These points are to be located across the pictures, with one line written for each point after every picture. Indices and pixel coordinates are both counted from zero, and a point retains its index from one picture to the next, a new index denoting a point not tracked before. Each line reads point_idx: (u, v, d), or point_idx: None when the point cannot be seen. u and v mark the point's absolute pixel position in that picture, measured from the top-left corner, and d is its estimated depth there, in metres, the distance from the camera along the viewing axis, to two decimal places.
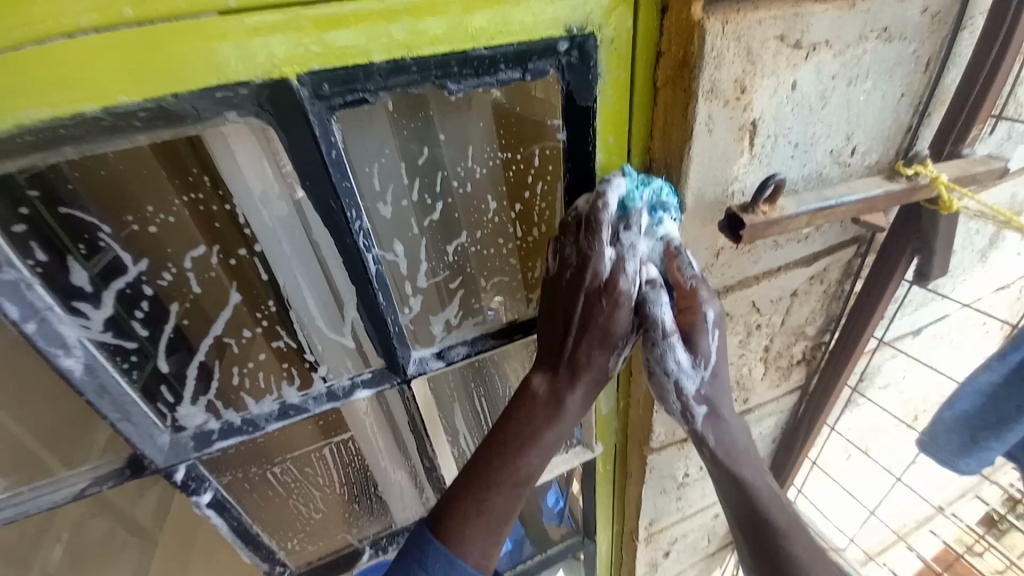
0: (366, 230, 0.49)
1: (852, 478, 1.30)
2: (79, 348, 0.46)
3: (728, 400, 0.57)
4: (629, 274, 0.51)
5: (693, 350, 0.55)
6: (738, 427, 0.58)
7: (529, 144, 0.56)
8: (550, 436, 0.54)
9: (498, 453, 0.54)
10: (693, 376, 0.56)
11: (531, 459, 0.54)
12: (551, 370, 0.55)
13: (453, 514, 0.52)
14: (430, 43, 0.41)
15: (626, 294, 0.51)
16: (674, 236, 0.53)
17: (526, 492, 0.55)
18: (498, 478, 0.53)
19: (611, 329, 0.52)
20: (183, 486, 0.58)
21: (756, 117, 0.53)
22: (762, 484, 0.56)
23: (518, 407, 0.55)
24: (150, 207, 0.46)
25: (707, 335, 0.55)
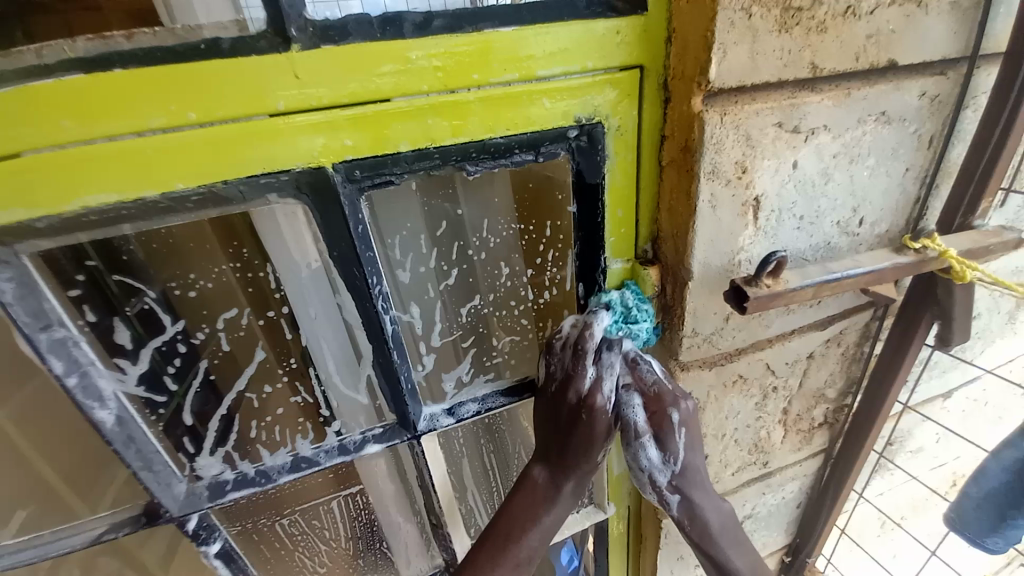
0: (386, 293, 0.53)
1: (885, 550, 1.22)
2: (113, 401, 0.50)
3: (701, 486, 0.57)
4: (606, 390, 0.54)
5: (665, 448, 0.55)
6: (718, 513, 0.58)
7: (542, 216, 0.58)
8: (544, 523, 0.55)
9: (499, 541, 0.54)
10: (664, 471, 0.56)
11: (529, 544, 0.54)
12: (550, 460, 0.56)
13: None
14: (451, 134, 0.46)
15: (607, 409, 0.54)
16: (630, 347, 0.57)
17: (524, 575, 0.54)
18: (494, 564, 0.53)
19: (595, 436, 0.54)
20: (194, 535, 0.60)
21: (759, 194, 0.55)
22: (741, 561, 0.58)
23: (517, 494, 0.56)
24: (193, 274, 0.50)
25: (675, 434, 0.55)
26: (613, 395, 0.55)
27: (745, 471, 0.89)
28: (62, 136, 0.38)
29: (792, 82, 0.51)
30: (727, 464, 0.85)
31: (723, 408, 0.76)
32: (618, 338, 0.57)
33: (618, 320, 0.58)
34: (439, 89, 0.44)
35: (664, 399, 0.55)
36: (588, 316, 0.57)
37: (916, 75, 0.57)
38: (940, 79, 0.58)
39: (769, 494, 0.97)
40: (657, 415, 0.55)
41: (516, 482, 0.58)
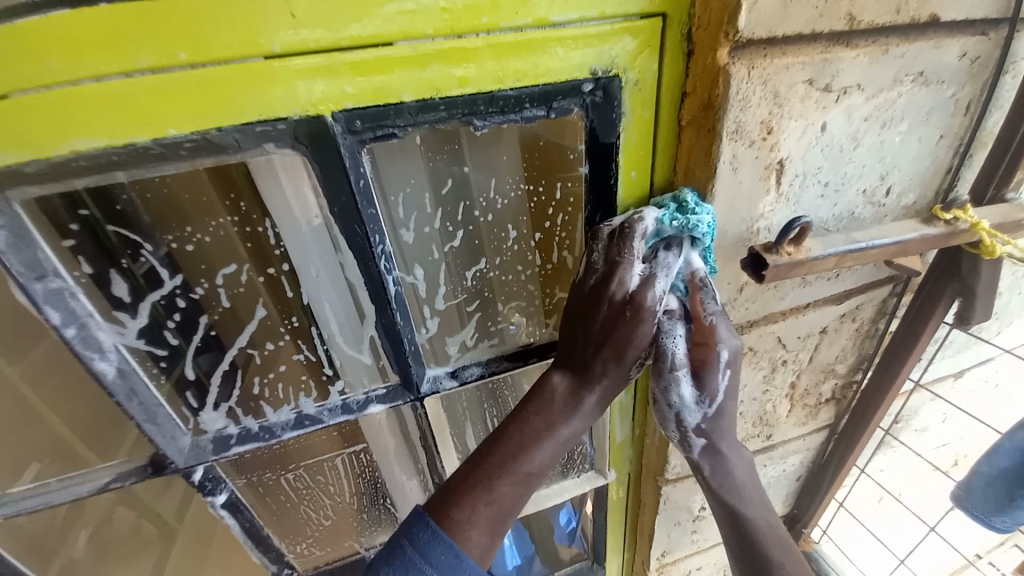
0: (388, 253, 0.51)
1: (882, 525, 1.23)
2: (113, 352, 0.49)
3: (730, 435, 0.57)
4: (657, 291, 0.51)
5: (699, 386, 0.55)
6: (739, 463, 0.58)
7: (552, 178, 0.56)
8: (561, 436, 0.53)
9: (514, 446, 0.52)
10: (695, 411, 0.56)
11: (542, 455, 0.52)
12: (574, 368, 0.54)
13: (461, 505, 0.50)
14: (458, 84, 0.43)
15: (652, 312, 0.51)
16: (700, 266, 0.53)
17: (531, 489, 0.53)
18: (506, 469, 0.51)
19: (632, 342, 0.52)
20: (201, 486, 0.62)
21: (782, 158, 0.52)
22: (757, 517, 0.57)
23: (536, 397, 0.54)
24: (190, 228, 0.49)
25: (718, 374, 0.54)
26: (661, 300, 0.51)
27: (748, 442, 0.89)
28: (49, 77, 0.36)
29: (827, 35, 0.47)
30: None
31: None
32: (675, 240, 0.52)
33: (674, 216, 0.51)
34: (447, 33, 0.41)
35: (713, 333, 0.53)
36: (637, 212, 0.53)
37: (962, 31, 0.53)
38: (987, 37, 0.54)
39: (770, 466, 0.97)
40: (700, 349, 0.54)
41: (536, 386, 0.56)
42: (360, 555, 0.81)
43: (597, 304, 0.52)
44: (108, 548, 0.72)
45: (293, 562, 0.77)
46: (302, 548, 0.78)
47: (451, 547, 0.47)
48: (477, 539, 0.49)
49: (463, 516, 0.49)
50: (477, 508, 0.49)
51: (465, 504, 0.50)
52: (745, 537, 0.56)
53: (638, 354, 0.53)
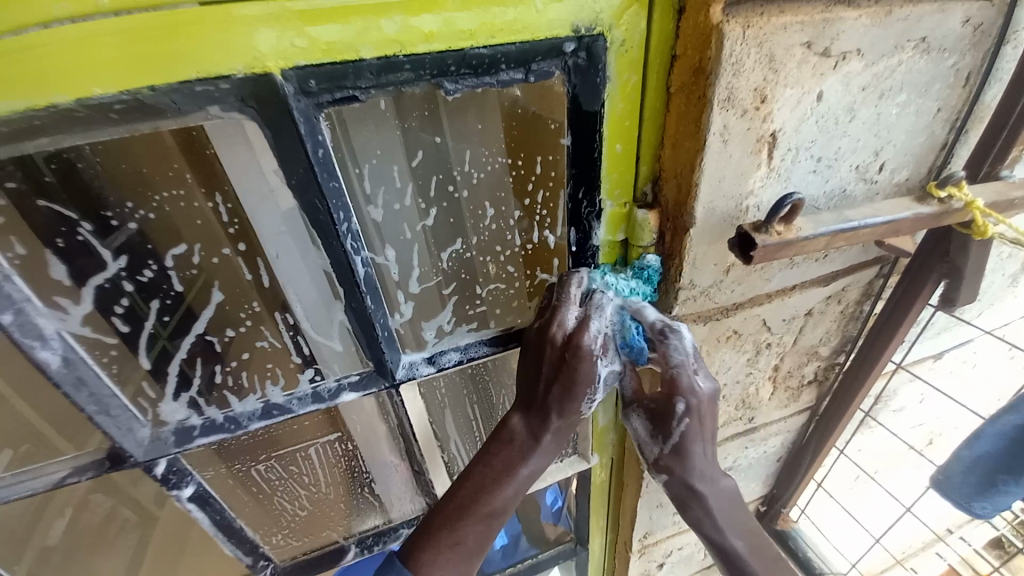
0: (354, 231, 0.48)
1: (856, 502, 1.25)
2: (56, 339, 0.45)
3: (703, 476, 0.57)
4: (592, 332, 0.51)
5: (658, 425, 0.56)
6: (718, 497, 0.59)
7: (531, 151, 0.52)
8: (524, 473, 0.54)
9: (476, 490, 0.53)
10: (653, 444, 0.58)
11: (505, 494, 0.54)
12: (530, 411, 0.54)
13: (426, 549, 0.52)
14: (425, 40, 0.39)
15: (591, 351, 0.51)
16: (654, 317, 0.53)
17: (497, 524, 0.55)
18: (469, 511, 0.53)
19: (580, 380, 0.51)
20: (165, 480, 0.58)
21: (776, 129, 0.49)
22: (742, 545, 0.60)
23: (495, 443, 0.55)
24: (129, 204, 0.43)
25: (675, 418, 0.54)
26: (597, 339, 0.52)
27: (730, 425, 0.89)
28: None
29: None
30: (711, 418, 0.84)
31: (715, 363, 0.73)
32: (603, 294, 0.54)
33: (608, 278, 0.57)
34: None
35: (679, 383, 0.52)
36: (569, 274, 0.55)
37: None
38: (991, 2, 0.51)
39: (751, 447, 0.97)
40: (666, 397, 0.54)
41: (496, 428, 0.56)
42: (339, 545, 0.79)
43: (541, 349, 0.53)
44: (82, 530, 0.67)
45: (268, 554, 0.75)
46: (278, 540, 0.76)
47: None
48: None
49: (425, 560, 0.51)
50: (442, 554, 0.52)
51: (431, 548, 0.52)
52: (733, 562, 0.60)
53: (590, 390, 0.52)
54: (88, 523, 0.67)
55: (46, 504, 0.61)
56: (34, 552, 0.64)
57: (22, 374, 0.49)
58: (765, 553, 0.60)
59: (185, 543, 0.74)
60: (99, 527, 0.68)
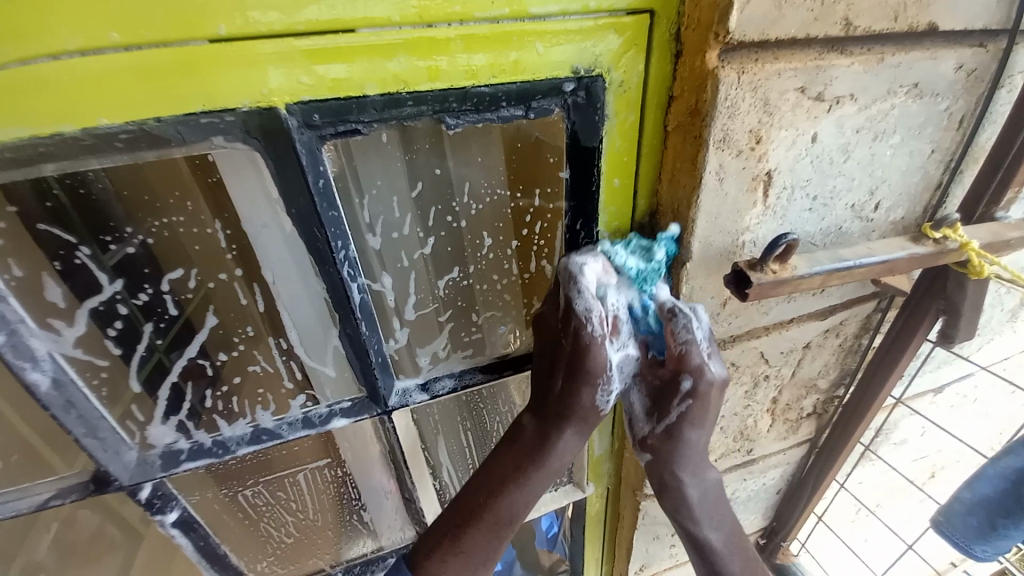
0: (352, 260, 0.48)
1: (858, 537, 1.22)
2: (48, 361, 0.45)
3: (692, 464, 0.53)
4: (585, 310, 0.49)
5: (658, 404, 0.53)
6: (702, 490, 0.54)
7: (530, 183, 0.53)
8: (537, 476, 0.51)
9: (481, 498, 0.51)
10: (646, 423, 0.55)
11: (515, 501, 0.51)
12: (541, 408, 0.53)
13: (430, 554, 0.51)
14: (427, 79, 0.40)
15: (595, 337, 0.49)
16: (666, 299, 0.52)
17: (506, 535, 0.52)
18: (477, 519, 0.51)
19: (587, 366, 0.50)
20: (149, 504, 0.57)
21: (771, 168, 0.50)
22: (719, 540, 0.55)
23: (506, 443, 0.53)
24: (128, 228, 0.43)
25: (678, 399, 0.52)
26: (602, 321, 0.50)
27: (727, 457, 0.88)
28: None
29: (821, 41, 0.45)
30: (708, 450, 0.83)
31: None
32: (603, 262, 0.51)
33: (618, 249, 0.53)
34: (414, 21, 0.38)
35: (686, 361, 0.50)
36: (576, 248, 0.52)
37: (955, 44, 0.51)
38: (981, 50, 0.52)
39: (750, 479, 0.95)
40: (671, 374, 0.52)
41: (510, 429, 0.54)
42: (326, 573, 0.77)
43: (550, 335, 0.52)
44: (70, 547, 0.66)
45: None
46: (263, 566, 0.74)
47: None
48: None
49: (429, 566, 0.50)
50: (445, 561, 0.51)
51: (434, 555, 0.51)
52: (710, 561, 0.55)
53: (600, 377, 0.50)
54: (78, 541, 0.66)
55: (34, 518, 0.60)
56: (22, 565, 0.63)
57: (12, 393, 0.49)
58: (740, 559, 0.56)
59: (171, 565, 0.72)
60: (88, 543, 0.66)
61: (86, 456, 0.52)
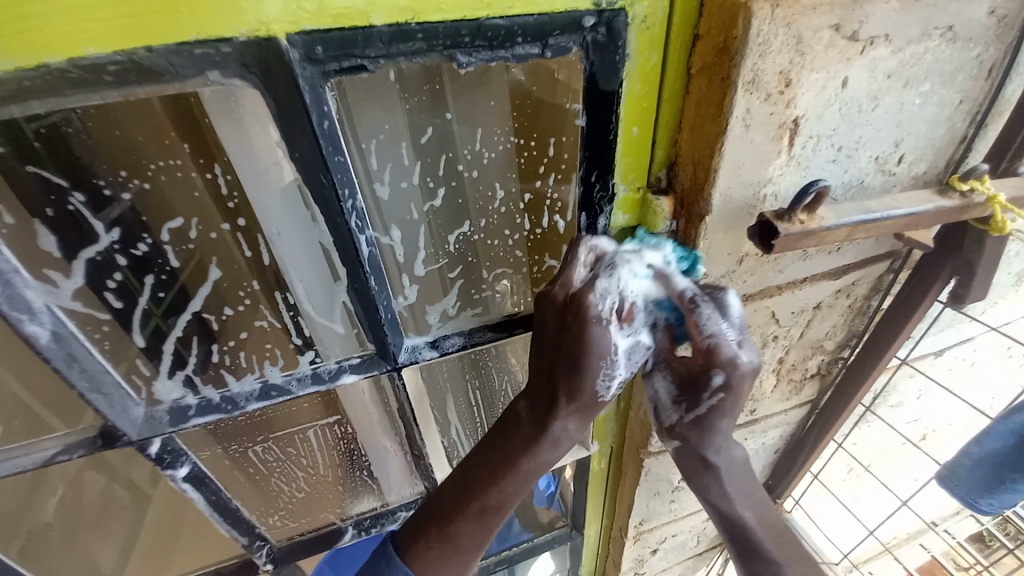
0: (360, 210, 0.46)
1: (851, 493, 1.26)
2: (45, 313, 0.43)
3: (720, 437, 0.55)
4: (600, 292, 0.48)
5: (686, 394, 0.54)
6: (730, 468, 0.58)
7: (544, 133, 0.51)
8: (529, 464, 0.52)
9: (470, 485, 0.52)
10: (671, 410, 0.56)
11: (505, 489, 0.52)
12: (537, 397, 0.53)
13: (417, 540, 0.52)
14: (438, 8, 0.37)
15: (598, 316, 0.48)
16: (685, 286, 0.50)
17: (496, 520, 0.53)
18: (467, 504, 0.52)
19: (586, 351, 0.48)
20: (159, 459, 0.57)
21: (799, 116, 0.47)
22: (738, 496, 0.59)
23: (502, 430, 0.54)
24: (123, 172, 0.42)
25: (707, 393, 0.51)
26: (611, 307, 0.49)
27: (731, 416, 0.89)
28: None
29: None
30: None
31: None
32: (619, 255, 0.50)
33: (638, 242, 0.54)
34: None
35: (715, 356, 0.48)
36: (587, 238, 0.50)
37: None
38: None
39: (750, 439, 0.97)
40: (700, 366, 0.51)
41: (505, 416, 0.55)
42: (337, 527, 0.79)
43: (546, 316, 0.51)
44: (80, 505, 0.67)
45: (265, 535, 0.75)
46: (275, 521, 0.76)
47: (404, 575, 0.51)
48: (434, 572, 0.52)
49: (417, 553, 0.52)
50: (431, 548, 0.52)
51: (422, 543, 0.52)
52: (729, 518, 0.59)
53: (602, 365, 0.50)
54: (87, 504, 0.68)
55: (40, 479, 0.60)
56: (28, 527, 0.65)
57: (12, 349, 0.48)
58: (760, 502, 0.60)
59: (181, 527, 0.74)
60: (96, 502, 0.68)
61: (92, 412, 0.52)
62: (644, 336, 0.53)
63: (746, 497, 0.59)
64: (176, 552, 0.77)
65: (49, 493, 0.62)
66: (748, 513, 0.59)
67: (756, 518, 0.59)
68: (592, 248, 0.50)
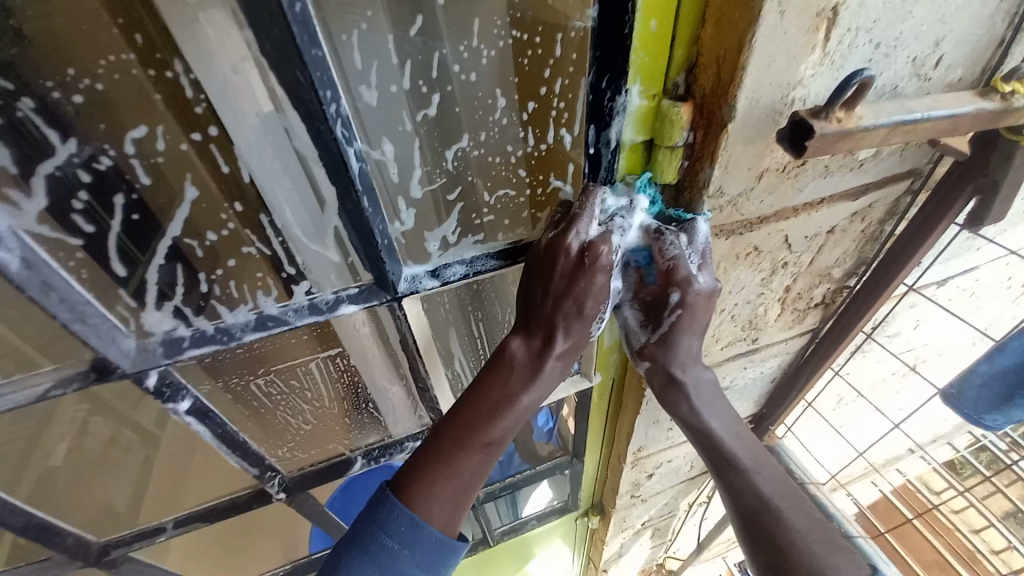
0: (346, 116, 0.41)
1: (840, 419, 1.30)
2: (10, 237, 0.40)
3: (688, 362, 0.60)
4: (612, 242, 0.52)
5: (650, 317, 0.58)
6: (698, 386, 0.60)
7: (551, 28, 0.45)
8: (526, 399, 0.54)
9: (473, 417, 0.52)
10: (640, 334, 0.60)
11: (505, 423, 0.53)
12: (530, 333, 0.54)
13: (420, 480, 0.50)
14: None
15: (607, 261, 0.51)
16: (651, 222, 0.55)
17: (494, 455, 0.54)
18: (469, 438, 0.52)
19: (591, 294, 0.52)
20: (159, 392, 0.56)
21: (839, 2, 0.42)
22: (720, 426, 0.60)
23: (493, 365, 0.54)
24: (73, 68, 0.36)
25: (668, 311, 0.56)
26: (616, 251, 0.53)
27: (732, 345, 0.89)
28: None
29: None
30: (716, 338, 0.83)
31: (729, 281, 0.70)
32: (615, 213, 0.54)
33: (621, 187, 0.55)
34: None
35: (675, 275, 0.53)
36: (591, 186, 0.53)
37: None
38: None
39: (750, 368, 0.98)
40: (662, 289, 0.55)
41: (496, 353, 0.56)
42: (346, 457, 0.80)
43: (554, 260, 0.52)
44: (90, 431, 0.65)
45: (275, 465, 0.76)
46: (284, 452, 0.76)
47: (408, 519, 0.49)
48: (439, 511, 0.50)
49: (420, 492, 0.50)
50: (437, 485, 0.50)
51: (425, 480, 0.50)
52: (717, 453, 0.60)
53: (598, 307, 0.54)
54: (92, 445, 0.68)
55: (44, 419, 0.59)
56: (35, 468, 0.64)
57: None
58: (745, 434, 0.61)
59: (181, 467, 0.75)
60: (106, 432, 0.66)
61: (80, 346, 0.50)
62: (617, 277, 0.57)
63: (729, 428, 0.61)
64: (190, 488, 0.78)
65: (55, 433, 0.62)
66: (737, 447, 0.60)
67: (750, 457, 0.59)
68: (599, 198, 0.52)
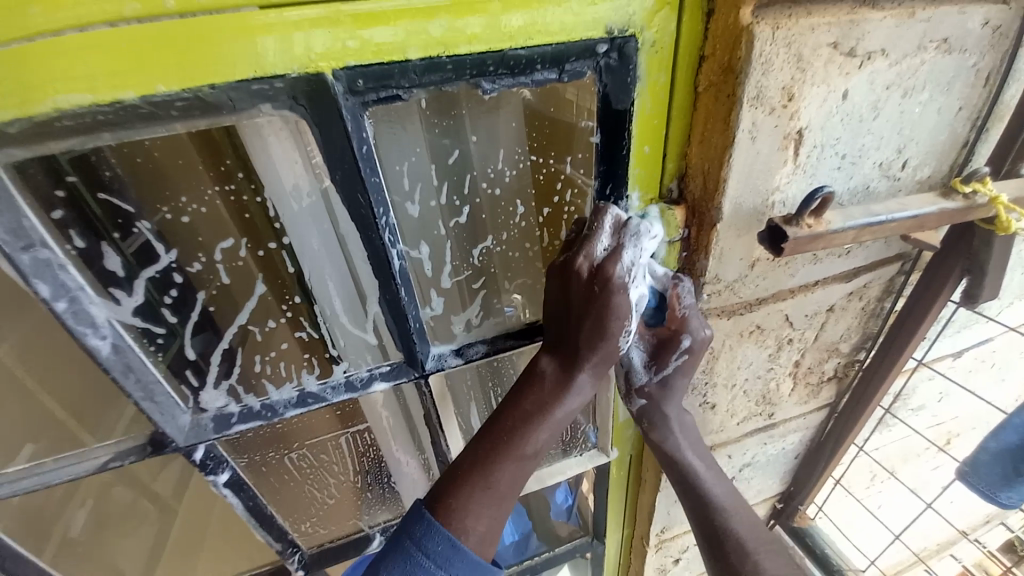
0: (392, 226, 0.49)
1: (874, 500, 1.25)
2: (107, 327, 0.47)
3: (675, 403, 0.65)
4: (625, 261, 0.52)
5: (655, 356, 0.62)
6: (686, 435, 0.66)
7: (561, 152, 0.55)
8: (559, 413, 0.54)
9: (506, 433, 0.52)
10: (643, 372, 0.63)
11: (540, 437, 0.53)
12: (559, 350, 0.55)
13: (457, 493, 0.50)
14: (466, 41, 0.41)
15: (620, 282, 0.51)
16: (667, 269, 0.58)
17: (529, 468, 0.53)
18: (504, 451, 0.52)
19: (611, 311, 0.51)
20: (202, 465, 0.61)
21: (803, 126, 0.50)
22: (722, 491, 0.64)
23: (526, 386, 0.55)
24: (184, 197, 0.47)
25: (675, 353, 0.60)
26: (631, 269, 0.52)
27: (748, 421, 0.90)
28: (33, 27, 0.33)
29: None
30: (731, 414, 0.85)
31: (737, 357, 0.74)
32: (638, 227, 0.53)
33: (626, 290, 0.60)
34: None
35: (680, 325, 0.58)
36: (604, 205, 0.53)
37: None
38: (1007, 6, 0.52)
39: (770, 444, 0.98)
40: (669, 330, 0.60)
41: (527, 372, 0.56)
42: (365, 534, 0.81)
43: (568, 284, 0.52)
44: (108, 499, 0.70)
45: (296, 541, 0.77)
46: (306, 527, 0.78)
47: (447, 537, 0.48)
48: (475, 525, 0.50)
49: (455, 508, 0.50)
50: (472, 497, 0.50)
51: (461, 494, 0.50)
52: (702, 501, 0.63)
53: (622, 324, 0.53)
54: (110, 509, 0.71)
55: (73, 490, 0.64)
56: (58, 544, 0.67)
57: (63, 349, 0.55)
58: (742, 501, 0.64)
59: (204, 534, 0.80)
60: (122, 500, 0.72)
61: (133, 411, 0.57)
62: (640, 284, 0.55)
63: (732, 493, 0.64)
64: (201, 558, 0.81)
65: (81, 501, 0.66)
66: (735, 516, 0.62)
67: (743, 521, 0.61)
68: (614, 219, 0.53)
